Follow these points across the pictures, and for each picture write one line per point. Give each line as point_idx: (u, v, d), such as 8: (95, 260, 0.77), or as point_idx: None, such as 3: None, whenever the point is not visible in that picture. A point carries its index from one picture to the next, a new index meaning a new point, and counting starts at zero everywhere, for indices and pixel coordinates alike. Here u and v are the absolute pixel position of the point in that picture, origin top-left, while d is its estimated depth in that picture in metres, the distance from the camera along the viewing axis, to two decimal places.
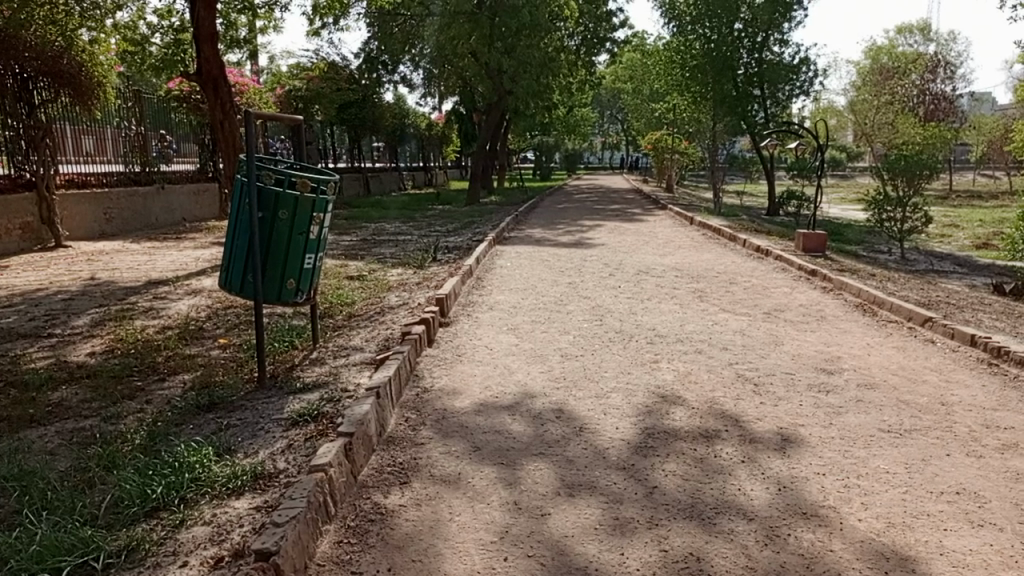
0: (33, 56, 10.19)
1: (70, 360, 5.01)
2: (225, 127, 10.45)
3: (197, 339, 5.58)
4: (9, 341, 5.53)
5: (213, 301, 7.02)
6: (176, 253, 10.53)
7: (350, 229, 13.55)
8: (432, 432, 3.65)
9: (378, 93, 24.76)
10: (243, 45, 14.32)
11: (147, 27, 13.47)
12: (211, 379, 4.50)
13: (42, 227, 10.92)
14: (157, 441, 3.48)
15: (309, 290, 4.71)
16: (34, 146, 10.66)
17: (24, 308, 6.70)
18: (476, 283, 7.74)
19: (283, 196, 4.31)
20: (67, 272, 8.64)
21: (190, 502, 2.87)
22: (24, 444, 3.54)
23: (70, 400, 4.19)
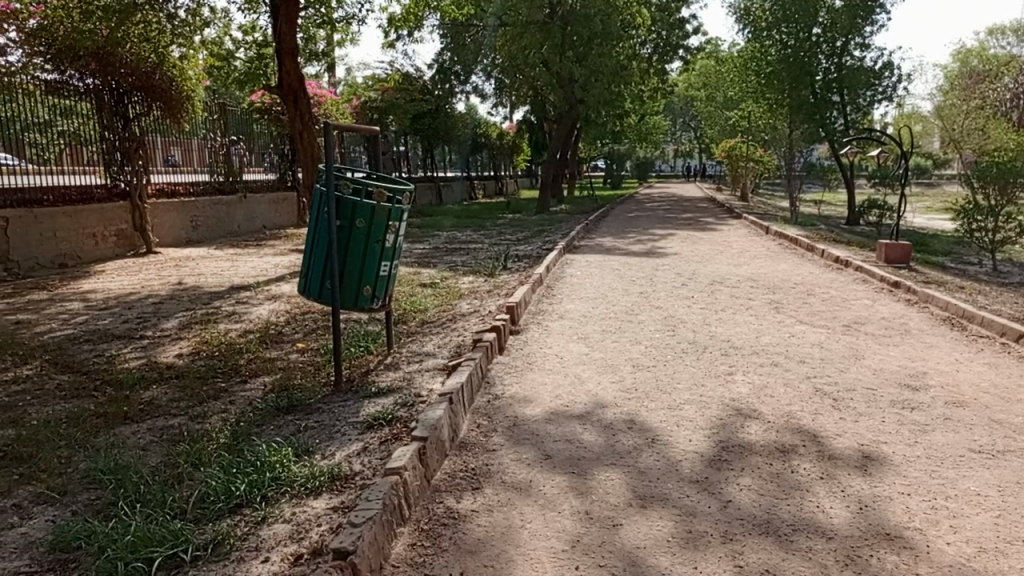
0: (127, 72, 10.65)
1: (160, 360, 5.27)
2: (304, 138, 10.78)
3: (277, 343, 5.77)
4: (105, 342, 5.86)
5: (292, 306, 7.25)
6: (258, 259, 10.93)
7: (423, 238, 13.78)
8: (503, 439, 3.68)
9: (450, 103, 25.23)
10: (321, 58, 14.75)
11: (232, 43, 14.04)
12: (290, 382, 4.65)
13: (135, 234, 11.63)
14: (240, 440, 3.62)
15: (384, 296, 4.82)
16: (128, 156, 11.29)
17: (119, 311, 7.06)
18: (546, 291, 7.77)
19: (360, 204, 4.43)
20: (157, 277, 9.08)
21: (272, 500, 2.98)
22: (119, 440, 3.74)
23: (160, 399, 4.40)
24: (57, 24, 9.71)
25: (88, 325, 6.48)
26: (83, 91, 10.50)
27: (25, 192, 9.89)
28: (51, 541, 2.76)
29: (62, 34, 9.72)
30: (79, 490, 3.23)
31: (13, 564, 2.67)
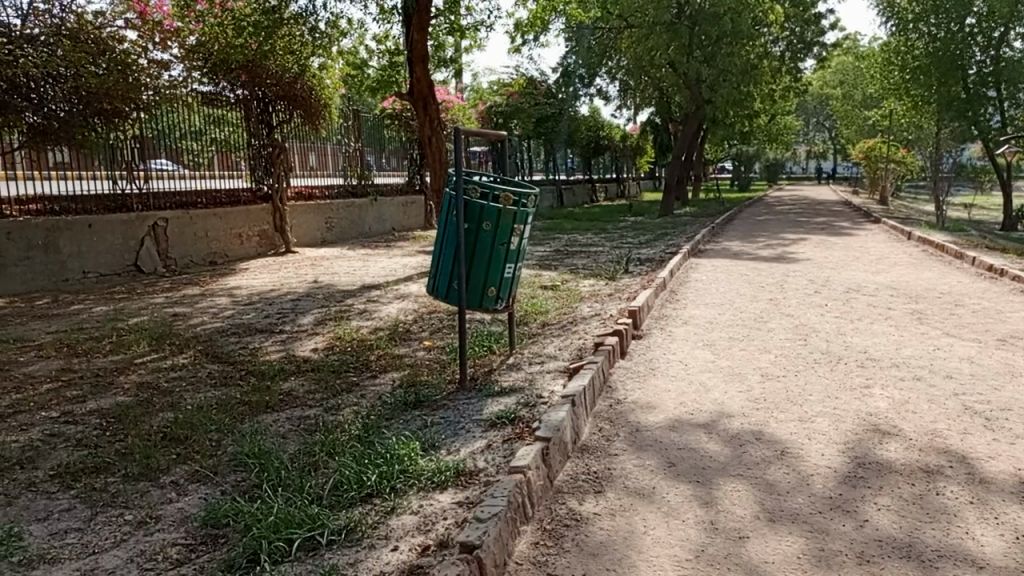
0: (273, 82, 11.33)
1: (298, 354, 5.60)
2: (433, 142, 11.10)
3: (405, 340, 5.99)
4: (250, 335, 6.30)
5: (419, 306, 7.49)
6: (387, 260, 11.36)
7: (544, 241, 13.85)
8: (626, 443, 3.67)
9: (574, 106, 25.31)
10: (449, 64, 15.15)
11: (366, 52, 14.60)
12: (417, 378, 4.82)
13: (276, 235, 12.40)
14: (371, 432, 3.80)
15: (508, 298, 4.90)
16: (271, 162, 12.13)
17: (261, 306, 7.55)
18: (670, 296, 7.64)
19: (488, 207, 4.54)
20: (295, 276, 9.63)
21: (400, 491, 3.10)
22: (262, 426, 4.01)
23: (298, 390, 4.67)
24: (213, 41, 10.50)
25: (235, 319, 6.97)
26: (236, 102, 11.36)
27: (181, 196, 10.79)
28: (203, 517, 3.01)
29: (217, 50, 10.52)
30: (227, 472, 3.49)
31: (171, 536, 2.94)
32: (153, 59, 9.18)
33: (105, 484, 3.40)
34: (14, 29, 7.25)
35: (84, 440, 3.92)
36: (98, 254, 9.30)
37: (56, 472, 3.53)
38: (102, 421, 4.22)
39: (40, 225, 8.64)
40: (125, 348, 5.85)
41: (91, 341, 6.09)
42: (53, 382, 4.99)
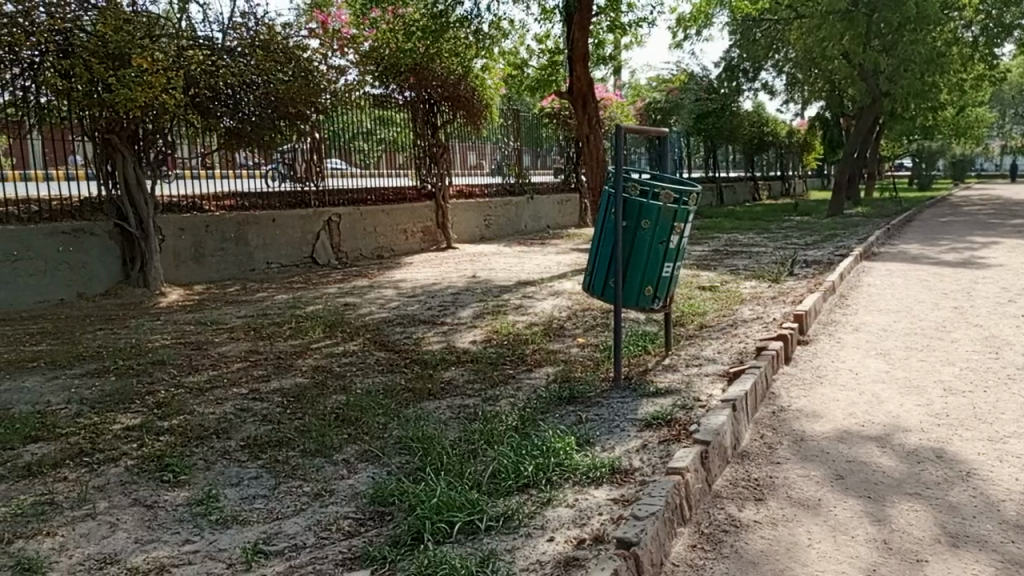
0: (438, 84, 11.72)
1: (458, 345, 5.83)
2: (592, 140, 11.06)
3: (560, 336, 6.07)
4: (413, 325, 6.63)
5: (573, 302, 7.56)
6: (543, 257, 11.52)
7: (703, 240, 13.49)
8: (789, 452, 3.52)
9: (737, 101, 24.39)
10: (609, 62, 15.09)
11: (526, 52, 14.87)
12: (572, 375, 4.87)
13: (438, 231, 12.94)
14: (528, 424, 3.89)
15: (666, 297, 4.82)
16: (435, 161, 12.63)
17: (424, 299, 7.91)
18: (840, 300, 7.22)
19: (647, 205, 4.50)
20: (455, 271, 10.00)
21: (556, 484, 3.15)
22: (424, 413, 4.22)
23: (458, 379, 4.87)
24: (385, 46, 11.05)
25: (399, 310, 7.35)
26: (404, 104, 11.87)
27: (353, 193, 11.52)
28: (371, 494, 3.21)
29: (388, 54, 11.08)
30: (394, 453, 3.71)
31: (343, 510, 3.16)
32: (332, 65, 9.81)
33: (287, 457, 3.72)
34: (216, 42, 8.11)
35: (269, 416, 4.30)
36: (280, 246, 10.11)
37: (246, 443, 3.89)
38: (284, 399, 4.61)
39: (232, 219, 9.52)
40: (303, 334, 6.33)
41: (274, 326, 6.66)
42: (242, 362, 5.51)
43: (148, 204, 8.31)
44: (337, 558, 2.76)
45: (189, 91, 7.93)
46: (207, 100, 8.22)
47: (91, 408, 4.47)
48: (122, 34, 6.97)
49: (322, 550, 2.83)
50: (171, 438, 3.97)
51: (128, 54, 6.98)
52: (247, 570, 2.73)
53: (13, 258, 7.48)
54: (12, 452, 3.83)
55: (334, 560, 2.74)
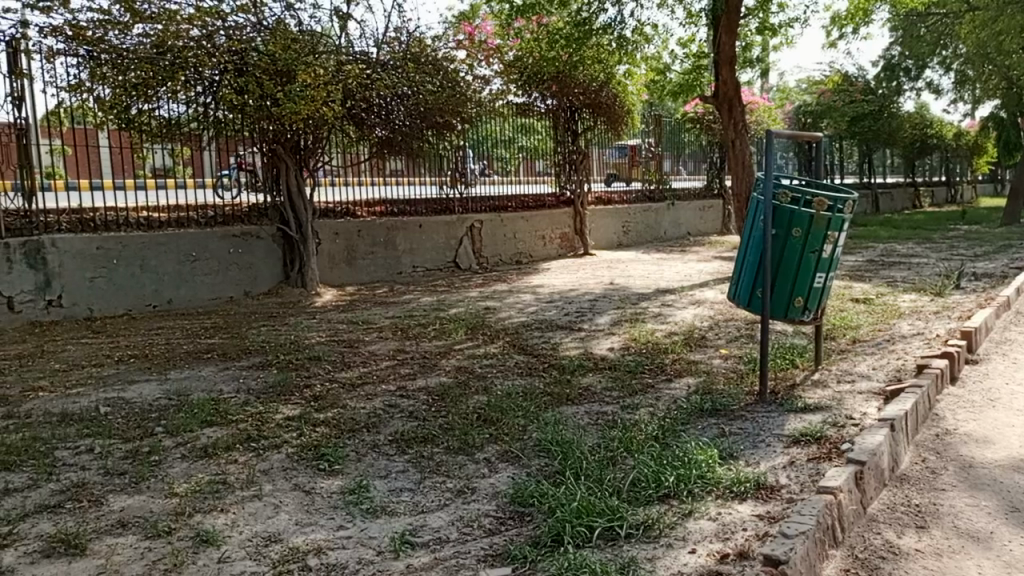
0: (580, 91, 11.84)
1: (596, 352, 5.84)
2: (737, 145, 10.73)
3: (701, 347, 5.94)
4: (551, 331, 6.70)
5: (715, 312, 7.37)
6: (682, 264, 11.31)
7: (855, 249, 12.74)
8: (955, 479, 3.27)
9: (897, 102, 22.87)
10: (755, 64, 14.61)
11: (669, 56, 14.60)
12: (713, 386, 4.75)
13: (576, 237, 13.03)
14: (668, 434, 3.85)
15: (818, 309, 4.60)
16: (575, 167, 12.75)
17: (562, 305, 7.97)
18: (1015, 317, 6.60)
19: (798, 213, 4.34)
20: (593, 277, 10.01)
21: (698, 496, 3.10)
22: (563, 417, 4.27)
23: (596, 386, 4.88)
24: (529, 55, 11.27)
25: (538, 315, 7.45)
26: (546, 112, 12.02)
27: (494, 199, 11.79)
28: (512, 494, 3.29)
29: (532, 63, 11.29)
30: (534, 456, 3.77)
31: (484, 507, 3.26)
32: (478, 76, 10.08)
33: (432, 453, 3.87)
34: (371, 56, 8.56)
35: (414, 413, 4.50)
36: (425, 251, 10.55)
37: (394, 438, 4.09)
38: (429, 397, 4.81)
39: (381, 225, 10.02)
40: (446, 335, 6.55)
41: (418, 327, 6.94)
42: (390, 360, 5.79)
43: (306, 210, 8.93)
44: (480, 553, 2.85)
45: (346, 103, 8.43)
46: (363, 111, 8.66)
47: (257, 398, 4.85)
48: (290, 52, 7.52)
49: (464, 545, 2.94)
50: (327, 429, 4.24)
51: (295, 70, 7.53)
52: (395, 558, 2.87)
53: (192, 259, 8.25)
54: (192, 434, 4.22)
55: (476, 555, 2.84)
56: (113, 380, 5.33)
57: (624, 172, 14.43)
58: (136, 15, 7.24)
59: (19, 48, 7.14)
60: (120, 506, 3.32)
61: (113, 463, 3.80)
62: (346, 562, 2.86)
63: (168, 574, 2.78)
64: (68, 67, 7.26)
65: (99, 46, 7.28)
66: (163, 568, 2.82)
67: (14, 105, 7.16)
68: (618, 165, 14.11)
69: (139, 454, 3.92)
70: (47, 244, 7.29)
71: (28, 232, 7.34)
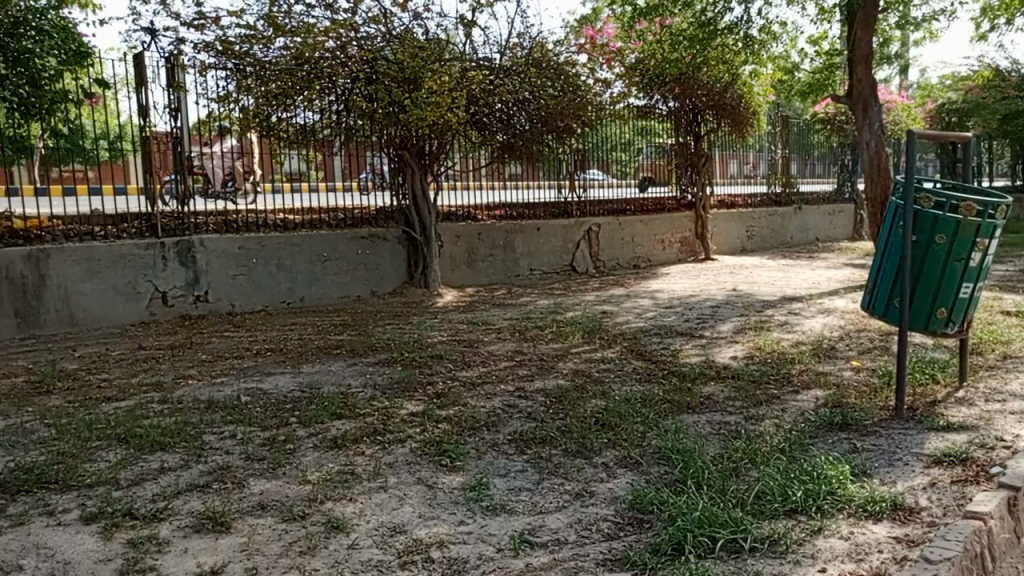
0: (703, 93, 11.62)
1: (717, 360, 5.69)
2: (872, 147, 10.16)
3: (831, 358, 5.68)
4: (671, 337, 6.59)
5: (846, 322, 7.02)
6: (811, 271, 10.83)
7: (1006, 258, 11.79)
8: None
9: None
10: (894, 60, 13.79)
11: (798, 55, 14.01)
12: (845, 400, 4.52)
13: (696, 242, 12.76)
14: (794, 447, 3.71)
15: (963, 322, 4.30)
16: (697, 170, 12.51)
17: (682, 310, 7.83)
18: None
19: (943, 218, 4.07)
20: (714, 283, 9.77)
21: (828, 513, 2.97)
22: (684, 425, 4.19)
23: (718, 395, 4.76)
24: (650, 57, 11.12)
25: (657, 320, 7.35)
26: (667, 115, 11.91)
27: (613, 203, 11.72)
28: (630, 500, 3.27)
29: (654, 65, 11.14)
30: (653, 462, 3.73)
31: (603, 511, 3.25)
32: (599, 78, 10.04)
33: (551, 455, 3.90)
34: (495, 62, 8.65)
35: (533, 414, 4.55)
36: (543, 254, 10.63)
37: (513, 438, 4.15)
38: (548, 399, 4.84)
39: (501, 228, 10.19)
40: (564, 338, 6.58)
41: (536, 329, 7.01)
42: (509, 361, 5.87)
43: (430, 213, 9.20)
44: (598, 557, 2.86)
45: (470, 109, 8.61)
46: (485, 116, 8.82)
47: (382, 393, 5.04)
48: (418, 60, 7.75)
49: (583, 548, 2.95)
50: (448, 426, 4.36)
51: (422, 78, 7.76)
52: (515, 556, 2.92)
53: (324, 259, 8.68)
54: (323, 425, 4.45)
55: (595, 558, 2.84)
56: (252, 372, 5.69)
57: (659, 174, 12.52)
58: (278, 29, 7.67)
59: (177, 63, 7.76)
60: (260, 489, 3.54)
61: (253, 449, 4.06)
62: (468, 557, 2.93)
63: (302, 555, 2.95)
64: (218, 80, 7.82)
65: (246, 59, 7.80)
66: (299, 550, 2.99)
67: (172, 116, 7.80)
68: (649, 166, 12.34)
69: (276, 441, 4.17)
70: (196, 244, 7.88)
71: (181, 232, 7.95)
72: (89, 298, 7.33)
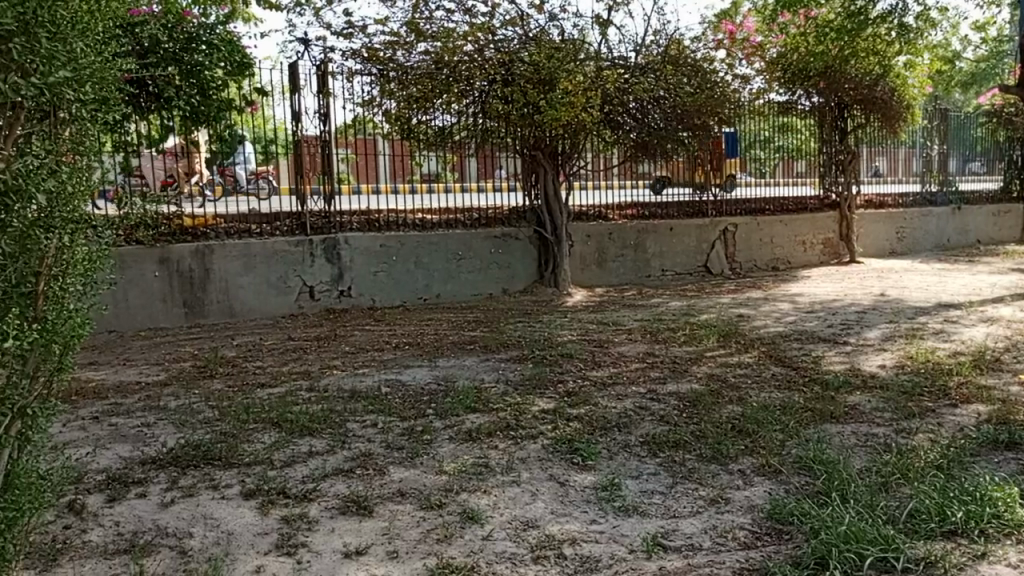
0: (851, 88, 10.98)
1: (864, 368, 5.38)
2: None
3: (995, 370, 5.23)
4: (812, 343, 6.29)
5: (1012, 332, 6.45)
6: (971, 276, 10.02)
7: None
8: None
9: None
10: None
11: (960, 43, 13.07)
12: (1011, 416, 4.16)
13: (840, 243, 12.12)
14: (953, 464, 3.46)
15: None
16: (842, 168, 11.86)
17: (824, 315, 7.45)
18: None
19: None
20: (860, 287, 9.23)
21: (992, 538, 2.75)
22: (826, 435, 3.99)
23: (865, 406, 4.50)
24: (794, 51, 10.62)
25: (796, 325, 7.03)
26: (810, 110, 11.35)
27: (751, 203, 11.32)
28: (769, 510, 3.16)
29: (797, 59, 10.64)
30: (793, 472, 3.58)
31: (739, 520, 3.16)
32: (739, 75, 9.74)
33: (685, 459, 3.83)
34: (630, 61, 8.61)
35: (666, 417, 4.48)
36: (675, 255, 10.43)
37: (645, 440, 4.11)
38: (681, 403, 4.75)
39: (633, 228, 10.09)
40: (697, 341, 6.43)
41: (668, 331, 6.89)
42: (641, 363, 5.80)
43: (562, 213, 9.24)
44: (735, 566, 2.78)
45: (604, 108, 8.57)
46: (619, 115, 8.76)
47: (514, 389, 5.13)
48: (554, 60, 7.83)
49: (719, 555, 2.88)
50: (580, 425, 4.38)
51: (557, 78, 7.82)
52: (648, 558, 2.90)
53: (458, 257, 8.94)
54: (458, 418, 4.59)
55: (731, 567, 2.77)
56: (391, 364, 5.94)
57: (677, 175, 10.37)
58: (419, 35, 8.00)
59: (327, 70, 8.21)
60: (399, 477, 3.70)
61: (393, 438, 4.24)
62: (599, 556, 2.93)
63: (439, 543, 3.05)
64: (363, 85, 8.20)
65: (389, 64, 8.18)
66: (436, 538, 3.10)
67: (320, 120, 8.24)
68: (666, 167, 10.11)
69: (414, 432, 4.34)
70: (341, 242, 8.31)
71: (327, 231, 8.41)
72: (246, 291, 7.89)
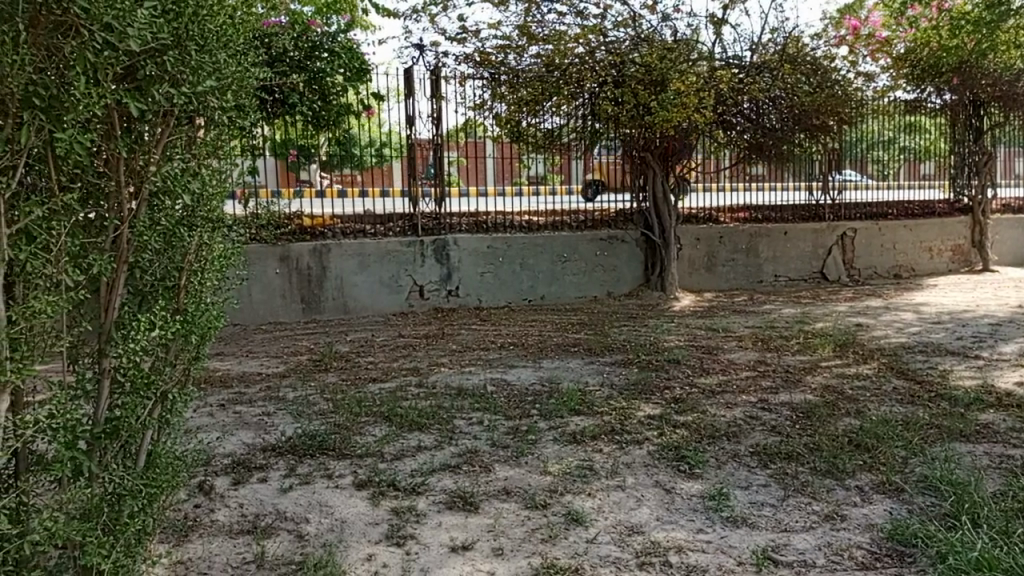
0: (988, 83, 10.19)
1: (998, 385, 5.01)
2: None
3: None
4: (939, 355, 5.92)
5: None
6: None
7: None
8: None
9: None
10: None
11: None
12: None
13: (972, 250, 11.36)
14: None
15: None
16: (976, 170, 11.14)
17: (954, 327, 6.98)
18: None
19: None
20: (994, 297, 8.60)
21: None
22: (954, 454, 3.75)
23: (999, 425, 4.19)
24: (923, 46, 9.95)
25: (921, 336, 6.63)
26: (940, 109, 10.68)
27: (873, 206, 10.78)
28: (890, 530, 3.01)
29: (927, 55, 10.01)
30: (917, 492, 3.39)
31: (857, 538, 3.02)
32: (861, 72, 9.27)
33: (797, 472, 3.69)
34: (745, 60, 8.35)
35: (777, 427, 4.33)
36: (789, 260, 10.06)
37: (755, 450, 3.99)
38: (793, 413, 4.57)
39: (744, 231, 9.80)
40: (812, 350, 6.17)
41: (781, 339, 6.65)
42: (751, 371, 5.63)
43: (670, 215, 9.07)
44: None
45: (718, 109, 8.36)
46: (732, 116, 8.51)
47: (619, 393, 5.09)
48: (666, 61, 7.70)
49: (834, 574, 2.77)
50: (686, 432, 4.29)
51: (669, 79, 7.68)
52: (757, 572, 2.81)
53: (564, 259, 8.95)
54: (563, 419, 4.60)
55: None
56: (497, 364, 6.02)
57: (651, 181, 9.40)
58: (531, 38, 8.09)
59: (440, 75, 8.41)
60: (504, 475, 3.75)
61: (498, 437, 4.30)
62: (706, 566, 2.87)
63: (544, 543, 3.07)
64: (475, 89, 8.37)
65: (500, 68, 8.33)
66: (541, 537, 3.12)
67: (433, 124, 8.45)
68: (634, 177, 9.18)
69: (519, 431, 4.38)
70: (450, 243, 8.50)
71: (437, 232, 8.62)
72: (359, 289, 8.20)
